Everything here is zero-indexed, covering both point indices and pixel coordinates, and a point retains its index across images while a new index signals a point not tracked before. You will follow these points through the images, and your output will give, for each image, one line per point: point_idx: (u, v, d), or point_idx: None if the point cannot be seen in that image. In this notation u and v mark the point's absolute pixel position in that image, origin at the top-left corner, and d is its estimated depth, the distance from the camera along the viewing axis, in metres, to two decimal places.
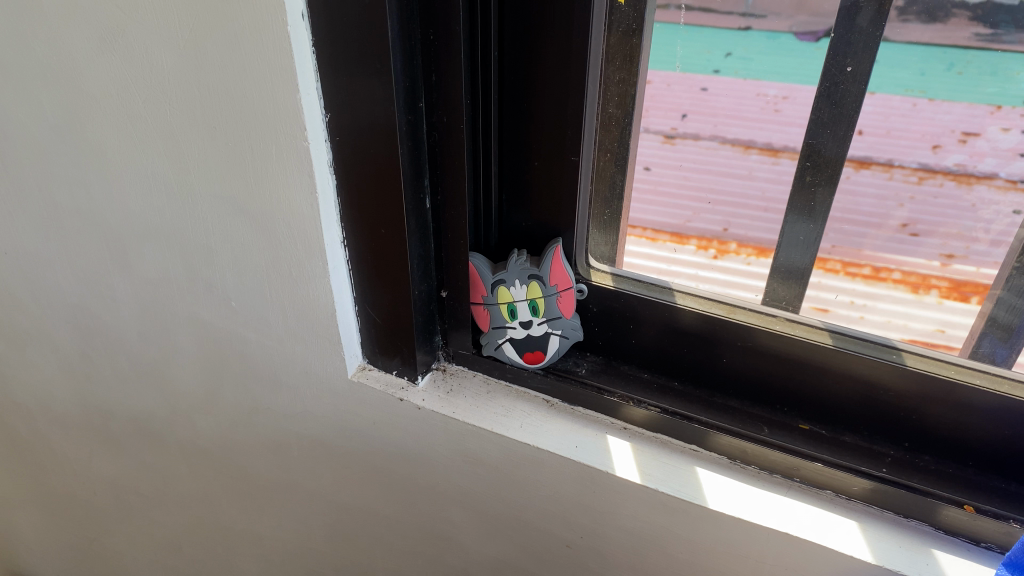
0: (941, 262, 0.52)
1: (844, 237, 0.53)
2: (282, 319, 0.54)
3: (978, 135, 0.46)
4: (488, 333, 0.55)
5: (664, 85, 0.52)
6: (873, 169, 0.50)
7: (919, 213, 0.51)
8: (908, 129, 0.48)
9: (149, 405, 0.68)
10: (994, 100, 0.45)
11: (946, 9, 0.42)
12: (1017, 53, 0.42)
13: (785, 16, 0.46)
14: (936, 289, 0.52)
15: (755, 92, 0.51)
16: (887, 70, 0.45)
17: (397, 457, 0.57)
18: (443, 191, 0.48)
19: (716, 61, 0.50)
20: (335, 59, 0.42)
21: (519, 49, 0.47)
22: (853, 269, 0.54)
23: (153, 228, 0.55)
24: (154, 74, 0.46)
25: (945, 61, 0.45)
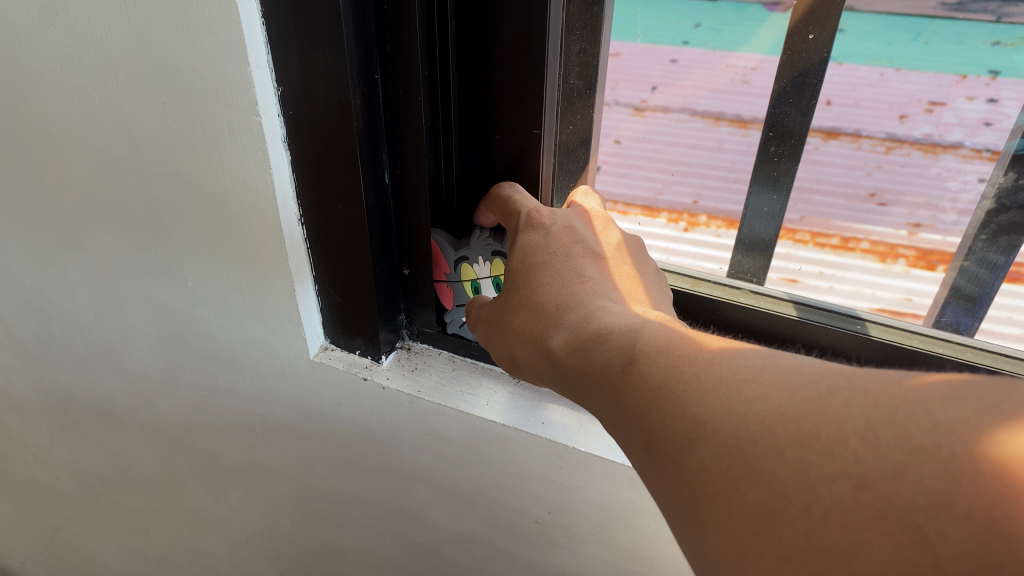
0: (908, 232, 0.54)
1: (813, 208, 0.56)
2: (241, 298, 0.52)
3: (944, 104, 0.49)
4: (452, 311, 0.54)
5: (633, 57, 0.52)
6: (842, 140, 0.54)
7: (886, 181, 0.55)
8: (878, 99, 0.52)
9: (108, 388, 0.67)
10: (960, 70, 0.47)
11: None
12: (980, 21, 0.44)
13: None
14: (902, 258, 0.55)
15: (724, 65, 0.52)
16: (855, 41, 0.47)
17: (362, 436, 0.57)
18: (402, 165, 0.47)
19: (685, 33, 0.50)
20: (286, 30, 0.40)
21: (477, 17, 0.45)
22: (821, 239, 0.57)
23: (105, 207, 0.53)
24: (99, 46, 0.44)
25: (912, 31, 0.46)
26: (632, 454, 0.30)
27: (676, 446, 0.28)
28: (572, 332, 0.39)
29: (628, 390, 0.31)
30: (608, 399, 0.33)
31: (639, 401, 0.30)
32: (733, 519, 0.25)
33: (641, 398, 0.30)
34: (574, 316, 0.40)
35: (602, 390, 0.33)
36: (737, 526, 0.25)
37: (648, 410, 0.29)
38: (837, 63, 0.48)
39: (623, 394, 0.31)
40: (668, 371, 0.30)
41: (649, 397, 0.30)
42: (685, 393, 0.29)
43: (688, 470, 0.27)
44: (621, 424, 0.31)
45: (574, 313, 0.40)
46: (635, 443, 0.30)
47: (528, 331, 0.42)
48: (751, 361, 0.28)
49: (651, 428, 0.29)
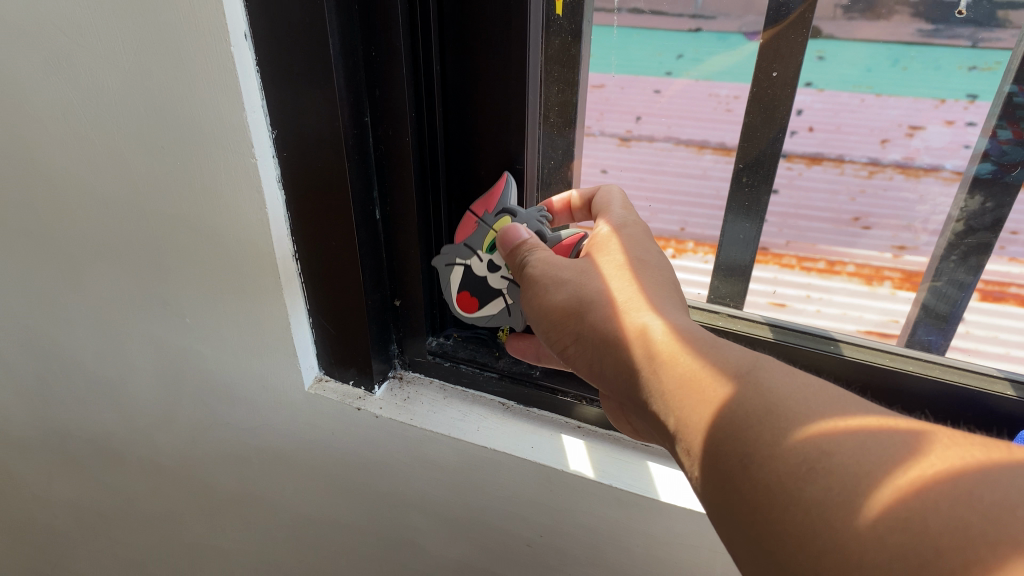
0: (893, 254, 0.56)
1: (799, 233, 0.57)
2: (237, 333, 0.54)
3: (921, 128, 0.51)
4: (454, 247, 0.50)
5: (618, 88, 0.54)
6: (825, 165, 0.55)
7: (869, 206, 0.56)
8: (858, 125, 0.53)
9: (107, 424, 0.68)
10: (937, 95, 0.49)
11: (887, 7, 0.45)
12: (952, 47, 0.46)
13: (735, 16, 0.47)
14: (888, 280, 0.57)
15: (707, 92, 0.52)
16: (838, 69, 0.49)
17: (357, 465, 0.58)
18: (392, 202, 0.49)
19: (667, 63, 0.52)
20: (280, 77, 0.43)
21: (460, 61, 0.48)
22: (808, 263, 0.58)
23: (105, 247, 0.55)
24: (100, 94, 0.46)
25: (890, 57, 0.48)
26: (714, 433, 0.30)
27: (783, 478, 0.27)
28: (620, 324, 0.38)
29: (711, 411, 0.30)
30: (683, 416, 0.32)
31: (730, 428, 0.29)
32: (856, 535, 0.24)
33: (732, 425, 0.29)
34: (619, 300, 0.39)
35: (676, 406, 0.33)
36: (861, 540, 0.24)
37: (743, 437, 0.29)
38: (819, 90, 0.50)
39: (704, 414, 0.31)
40: (766, 403, 0.29)
41: (744, 424, 0.29)
42: (788, 423, 0.28)
43: (800, 499, 0.26)
44: (699, 444, 0.31)
45: (618, 296, 0.39)
46: (717, 470, 0.29)
47: (565, 296, 0.41)
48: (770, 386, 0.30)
49: (750, 456, 0.28)
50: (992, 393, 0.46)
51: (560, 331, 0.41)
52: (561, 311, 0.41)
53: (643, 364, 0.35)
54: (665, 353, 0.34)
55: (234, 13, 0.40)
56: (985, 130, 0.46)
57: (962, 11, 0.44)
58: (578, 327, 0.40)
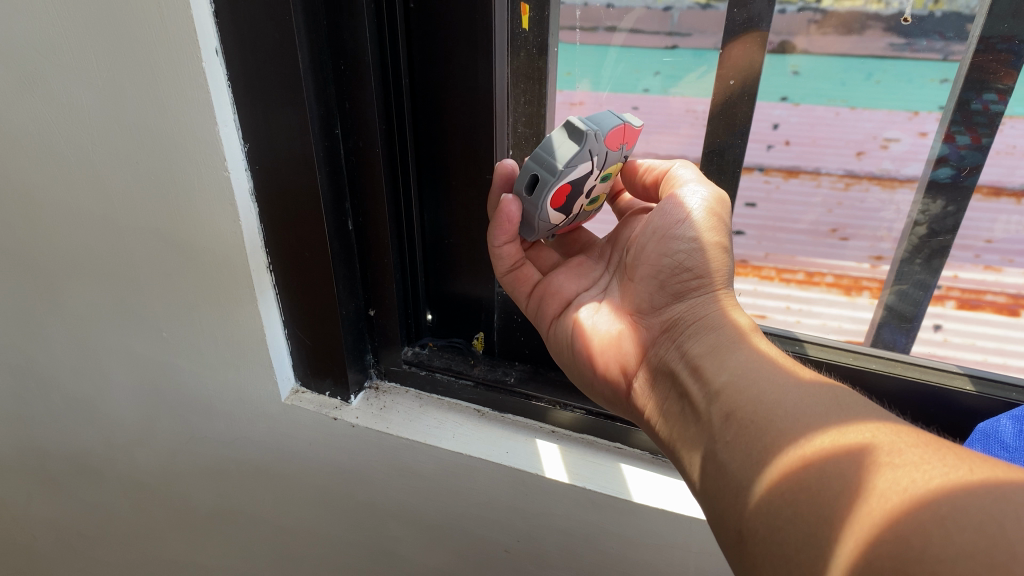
0: (871, 264, 0.57)
1: (777, 245, 0.59)
2: (213, 346, 0.55)
3: (895, 140, 0.53)
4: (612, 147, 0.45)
5: (598, 106, 0.54)
6: (802, 178, 0.57)
7: (846, 217, 0.57)
8: (835, 136, 0.55)
9: (85, 441, 0.68)
10: (911, 106, 0.50)
11: (862, 22, 0.48)
12: (925, 61, 0.47)
13: (710, 33, 0.48)
14: (866, 290, 0.58)
15: (685, 108, 0.53)
16: (813, 83, 0.51)
17: (334, 475, 0.58)
18: (364, 213, 0.50)
19: (644, 80, 0.53)
20: (251, 92, 0.44)
21: (429, 73, 0.49)
22: (787, 275, 0.60)
23: (81, 263, 0.55)
24: (75, 111, 0.47)
25: (864, 71, 0.50)
26: (816, 420, 0.33)
27: (848, 464, 0.30)
28: (730, 304, 0.44)
29: (773, 398, 0.35)
30: (746, 390, 0.37)
31: (793, 412, 0.34)
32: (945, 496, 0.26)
33: (795, 408, 0.34)
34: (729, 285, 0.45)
35: (736, 381, 0.38)
36: (945, 506, 0.26)
37: (804, 422, 0.33)
38: (794, 104, 0.52)
39: (771, 391, 0.36)
40: (836, 405, 0.34)
41: (811, 413, 0.34)
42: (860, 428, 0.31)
43: (863, 487, 0.29)
44: (752, 421, 0.35)
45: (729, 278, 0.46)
46: (769, 436, 0.34)
47: (709, 241, 0.45)
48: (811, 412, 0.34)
49: (808, 440, 0.32)
50: (955, 389, 0.49)
51: (686, 252, 0.45)
52: (698, 245, 0.45)
53: (728, 342, 0.41)
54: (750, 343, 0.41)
55: (205, 29, 0.41)
56: (942, 135, 0.48)
57: (907, 19, 0.46)
58: (698, 264, 0.45)
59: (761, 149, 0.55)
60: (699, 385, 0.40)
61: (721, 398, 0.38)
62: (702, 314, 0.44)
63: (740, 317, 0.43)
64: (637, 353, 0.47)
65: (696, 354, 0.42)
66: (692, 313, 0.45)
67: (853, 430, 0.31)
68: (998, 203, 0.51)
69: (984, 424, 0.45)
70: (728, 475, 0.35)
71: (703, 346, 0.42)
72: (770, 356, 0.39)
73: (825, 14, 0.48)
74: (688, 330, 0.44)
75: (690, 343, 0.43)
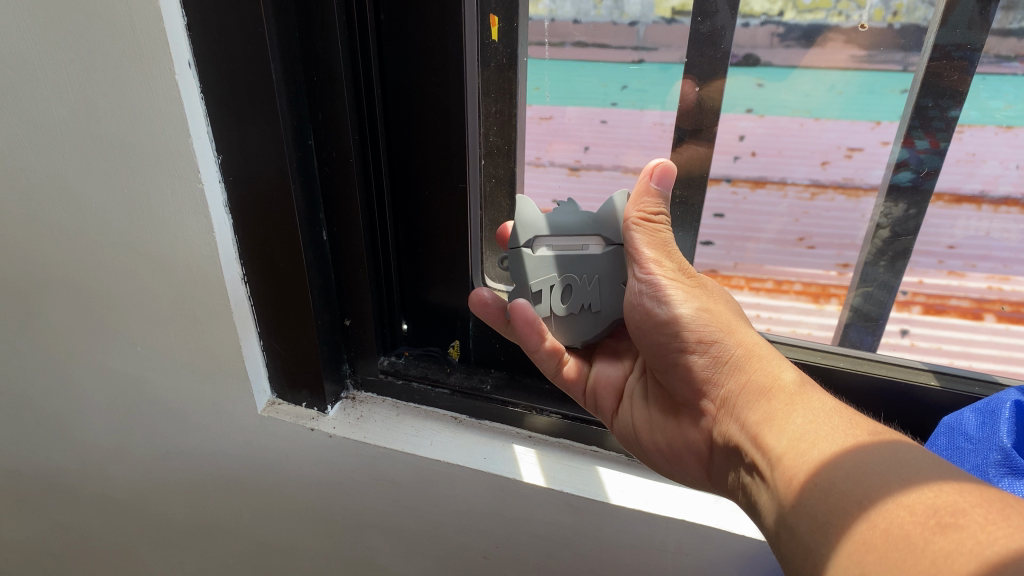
0: (838, 271, 0.58)
1: (745, 255, 0.60)
2: (188, 360, 0.55)
3: (861, 150, 0.53)
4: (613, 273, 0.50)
5: (565, 119, 0.55)
6: (769, 188, 0.57)
7: (814, 226, 0.58)
8: (800, 147, 0.54)
9: (57, 460, 0.68)
10: (875, 116, 0.51)
11: (822, 34, 0.48)
12: (889, 71, 0.48)
13: (677, 47, 0.49)
14: (834, 298, 0.59)
15: (653, 123, 0.53)
16: (775, 95, 0.51)
17: (312, 487, 0.58)
18: (338, 223, 0.51)
19: (613, 94, 0.53)
20: (224, 105, 0.44)
21: (401, 85, 0.50)
22: (756, 284, 0.61)
23: (54, 278, 0.55)
24: (46, 125, 0.47)
25: (825, 82, 0.50)
26: (873, 474, 0.32)
27: (915, 529, 0.29)
28: (762, 366, 0.42)
29: (834, 458, 0.34)
30: (807, 455, 0.36)
31: (851, 471, 0.33)
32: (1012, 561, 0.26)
33: (855, 467, 0.33)
34: (751, 341, 0.44)
35: (796, 446, 0.37)
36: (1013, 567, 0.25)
37: (864, 482, 0.32)
38: (760, 116, 0.53)
39: (831, 454, 0.35)
40: (897, 462, 0.33)
41: (870, 471, 0.33)
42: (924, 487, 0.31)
43: (927, 548, 0.28)
44: (814, 484, 0.34)
45: (745, 335, 0.44)
46: (834, 499, 0.33)
47: (694, 313, 0.44)
48: (869, 461, 0.33)
49: (870, 502, 0.31)
50: (919, 384, 0.51)
51: (681, 335, 0.44)
52: (687, 322, 0.44)
53: (778, 405, 0.40)
54: (801, 400, 0.39)
55: (177, 41, 0.42)
56: (901, 141, 0.50)
57: (863, 26, 0.47)
58: (704, 340, 0.44)
59: (727, 160, 0.55)
60: (759, 455, 0.39)
61: (783, 466, 0.36)
62: (741, 385, 0.42)
63: (779, 377, 0.41)
64: (697, 441, 0.46)
65: (752, 422, 0.40)
66: (730, 383, 0.43)
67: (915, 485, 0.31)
68: (959, 210, 0.52)
69: (949, 417, 0.46)
70: (797, 538, 0.34)
71: (752, 413, 0.41)
72: (826, 413, 0.38)
73: (789, 28, 0.48)
74: (734, 404, 0.42)
75: (743, 413, 0.41)
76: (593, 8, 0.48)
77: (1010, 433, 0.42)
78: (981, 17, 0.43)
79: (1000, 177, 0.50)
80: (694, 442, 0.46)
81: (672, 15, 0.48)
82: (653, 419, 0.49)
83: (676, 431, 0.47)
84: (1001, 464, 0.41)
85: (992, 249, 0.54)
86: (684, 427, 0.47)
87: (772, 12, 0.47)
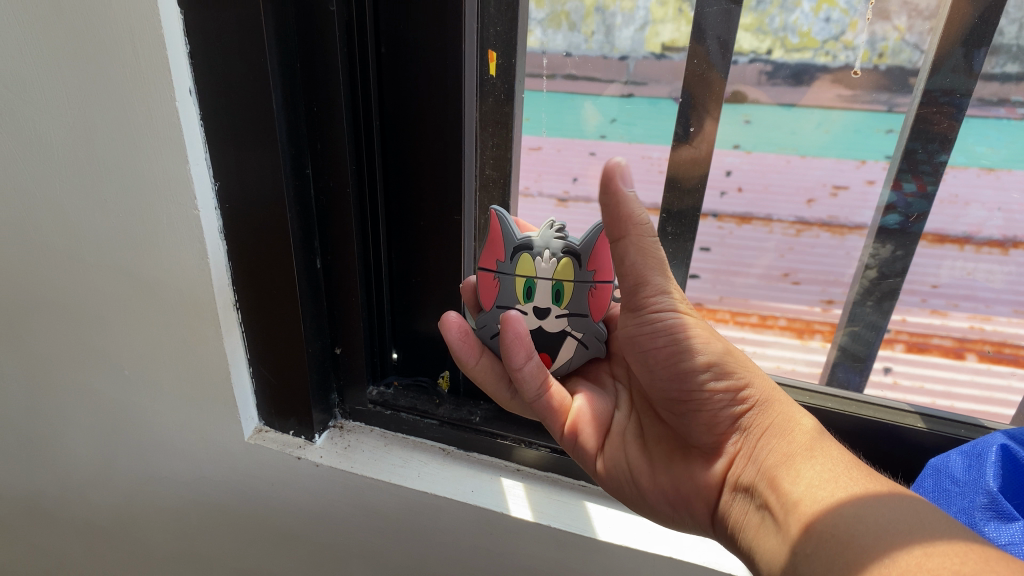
0: (822, 307, 0.60)
1: (732, 288, 0.62)
2: (176, 384, 0.54)
3: (845, 188, 0.55)
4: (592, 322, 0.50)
5: (555, 150, 0.57)
6: (755, 224, 0.59)
7: (798, 262, 0.60)
8: (787, 184, 0.57)
9: (37, 483, 0.67)
10: (859, 156, 0.53)
11: (810, 73, 0.50)
12: (871, 112, 0.50)
13: (665, 82, 0.51)
14: (818, 334, 0.60)
15: (640, 155, 0.55)
16: (763, 131, 0.54)
17: (297, 515, 0.58)
18: (331, 253, 0.51)
19: (602, 127, 0.55)
20: (223, 132, 0.44)
21: (399, 116, 0.50)
22: (741, 318, 0.62)
23: (43, 298, 0.55)
24: (43, 147, 0.47)
25: (814, 121, 0.52)
26: (894, 533, 0.31)
27: None
28: (783, 408, 0.42)
29: (856, 511, 0.33)
30: (826, 506, 0.35)
31: (873, 526, 0.32)
32: None
33: (874, 523, 0.32)
34: (771, 385, 0.43)
35: (815, 494, 0.36)
36: None
37: (884, 540, 0.31)
38: (747, 153, 0.55)
39: (849, 505, 0.34)
40: (921, 524, 0.31)
41: (890, 527, 0.32)
42: (947, 551, 0.29)
43: None
44: (833, 535, 0.33)
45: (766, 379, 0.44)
46: (851, 554, 0.32)
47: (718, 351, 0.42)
48: (889, 519, 0.32)
49: (892, 560, 0.30)
50: (907, 426, 0.51)
51: (695, 376, 0.42)
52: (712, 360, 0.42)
53: (800, 451, 0.39)
54: (824, 450, 0.39)
55: (179, 69, 0.42)
56: (891, 183, 0.50)
57: (857, 72, 0.49)
58: (724, 381, 0.42)
59: (715, 196, 0.57)
60: (778, 495, 0.38)
61: (801, 508, 0.36)
62: (763, 427, 0.41)
63: (799, 420, 0.41)
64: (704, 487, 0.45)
65: (769, 465, 0.40)
66: (750, 426, 0.42)
67: (937, 549, 0.30)
68: (942, 250, 0.53)
69: (936, 459, 0.47)
70: None
71: (773, 456, 0.40)
72: (850, 464, 0.37)
73: (777, 66, 0.50)
74: (755, 445, 0.41)
75: (763, 457, 0.40)
76: (585, 42, 0.51)
77: (996, 477, 0.42)
78: (966, 63, 0.44)
79: (985, 221, 0.52)
80: (700, 486, 0.44)
81: (662, 51, 0.50)
82: (655, 461, 0.47)
83: (680, 472, 0.46)
84: (987, 507, 0.41)
85: (976, 289, 0.55)
86: (687, 470, 0.46)
87: (760, 51, 0.49)
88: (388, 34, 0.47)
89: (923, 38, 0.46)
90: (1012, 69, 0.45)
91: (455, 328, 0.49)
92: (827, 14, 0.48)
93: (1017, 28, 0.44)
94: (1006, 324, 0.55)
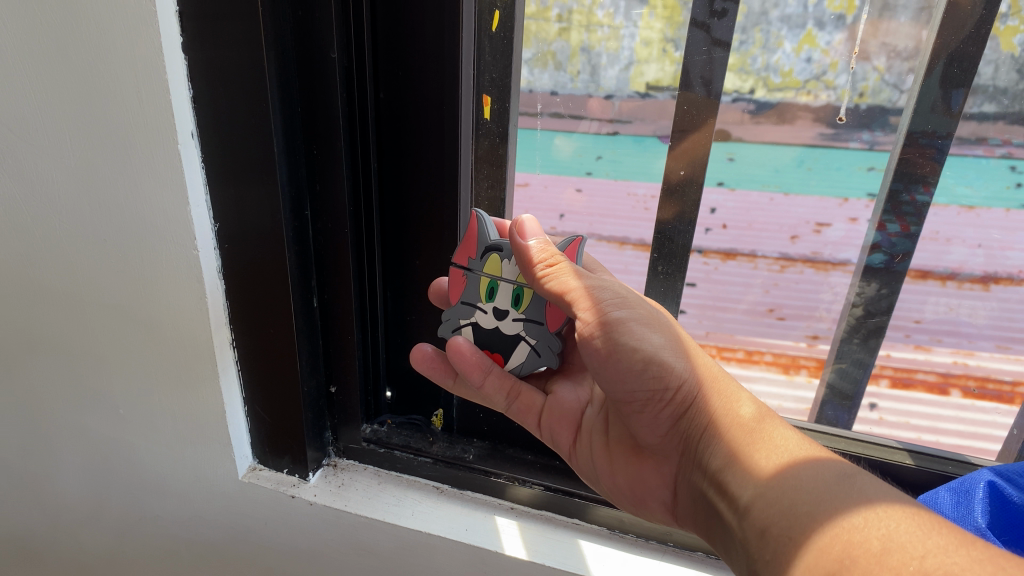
0: (807, 343, 0.61)
1: (718, 325, 0.63)
2: (170, 422, 0.54)
3: (828, 226, 0.56)
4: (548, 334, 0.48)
5: (542, 187, 0.58)
6: (740, 260, 0.60)
7: (783, 298, 0.61)
8: (770, 220, 0.58)
9: (28, 524, 0.66)
10: (842, 195, 0.54)
11: (792, 113, 0.52)
12: (853, 151, 0.52)
13: (650, 121, 0.52)
14: (804, 368, 0.61)
15: (628, 193, 0.57)
16: (744, 168, 0.55)
17: (291, 556, 0.58)
18: (329, 291, 0.51)
19: (588, 164, 0.57)
20: (223, 172, 0.45)
21: (396, 157, 0.51)
22: (728, 353, 0.63)
23: (38, 337, 0.55)
24: (43, 188, 0.48)
25: (795, 159, 0.54)
26: (852, 526, 0.31)
27: None
28: (722, 399, 0.42)
29: (813, 512, 0.33)
30: (780, 508, 0.34)
31: (828, 520, 0.32)
32: None
33: (829, 517, 0.32)
34: (706, 371, 0.43)
35: (765, 494, 0.36)
36: None
37: (841, 535, 0.31)
38: (731, 190, 0.56)
39: (803, 504, 0.34)
40: (876, 514, 0.31)
41: (847, 520, 0.31)
42: (908, 543, 0.29)
43: None
44: (790, 538, 0.33)
45: (702, 366, 0.43)
46: (812, 555, 0.31)
47: (654, 346, 0.42)
48: (845, 512, 0.32)
49: (851, 557, 0.30)
50: (896, 462, 0.52)
51: (637, 377, 0.42)
52: (646, 359, 0.41)
53: (739, 444, 0.39)
54: (764, 437, 0.39)
55: (182, 113, 0.43)
56: (874, 223, 0.51)
57: (842, 117, 0.51)
58: (661, 380, 0.41)
59: (699, 232, 0.58)
60: (726, 502, 0.38)
61: (753, 513, 0.36)
62: (702, 423, 0.41)
63: (738, 410, 0.41)
64: (660, 486, 0.46)
65: (717, 467, 0.39)
66: (693, 427, 0.42)
67: (897, 542, 0.29)
68: (925, 286, 0.54)
69: (925, 496, 0.47)
70: None
71: (717, 454, 0.40)
72: (795, 451, 0.37)
73: (760, 104, 0.51)
74: (698, 445, 0.42)
75: (708, 458, 0.40)
76: (571, 81, 0.52)
77: (984, 514, 0.43)
78: (943, 102, 0.45)
79: (968, 259, 0.53)
80: (656, 487, 0.47)
81: (647, 90, 0.51)
82: (613, 459, 0.49)
83: (636, 474, 0.47)
84: None
85: (959, 325, 0.56)
86: (645, 471, 0.47)
87: (744, 90, 0.50)
88: (388, 79, 0.49)
89: (903, 78, 0.47)
90: (990, 108, 0.46)
91: (421, 360, 0.52)
92: (807, 55, 0.49)
93: (992, 69, 0.45)
94: (989, 358, 0.56)
